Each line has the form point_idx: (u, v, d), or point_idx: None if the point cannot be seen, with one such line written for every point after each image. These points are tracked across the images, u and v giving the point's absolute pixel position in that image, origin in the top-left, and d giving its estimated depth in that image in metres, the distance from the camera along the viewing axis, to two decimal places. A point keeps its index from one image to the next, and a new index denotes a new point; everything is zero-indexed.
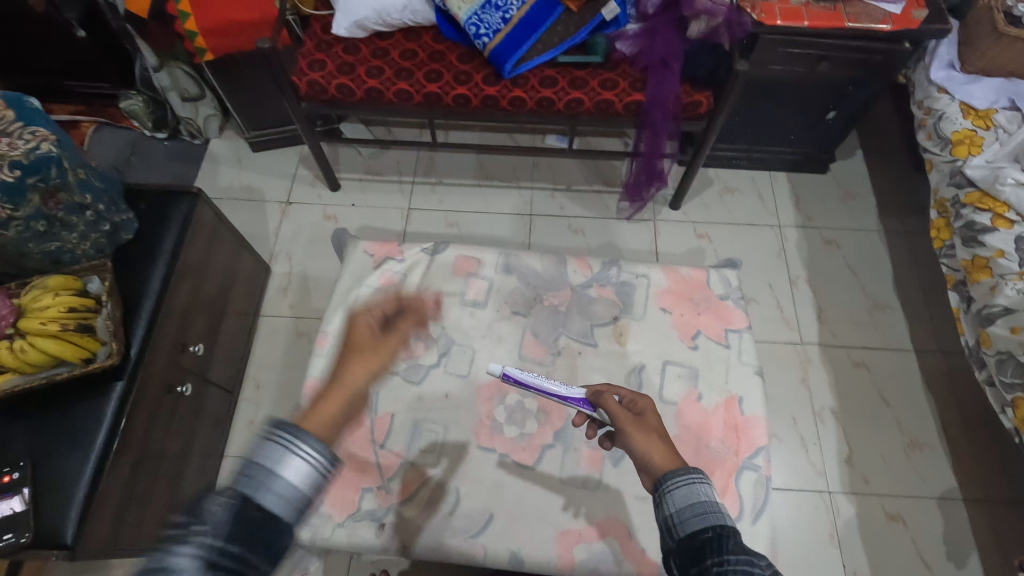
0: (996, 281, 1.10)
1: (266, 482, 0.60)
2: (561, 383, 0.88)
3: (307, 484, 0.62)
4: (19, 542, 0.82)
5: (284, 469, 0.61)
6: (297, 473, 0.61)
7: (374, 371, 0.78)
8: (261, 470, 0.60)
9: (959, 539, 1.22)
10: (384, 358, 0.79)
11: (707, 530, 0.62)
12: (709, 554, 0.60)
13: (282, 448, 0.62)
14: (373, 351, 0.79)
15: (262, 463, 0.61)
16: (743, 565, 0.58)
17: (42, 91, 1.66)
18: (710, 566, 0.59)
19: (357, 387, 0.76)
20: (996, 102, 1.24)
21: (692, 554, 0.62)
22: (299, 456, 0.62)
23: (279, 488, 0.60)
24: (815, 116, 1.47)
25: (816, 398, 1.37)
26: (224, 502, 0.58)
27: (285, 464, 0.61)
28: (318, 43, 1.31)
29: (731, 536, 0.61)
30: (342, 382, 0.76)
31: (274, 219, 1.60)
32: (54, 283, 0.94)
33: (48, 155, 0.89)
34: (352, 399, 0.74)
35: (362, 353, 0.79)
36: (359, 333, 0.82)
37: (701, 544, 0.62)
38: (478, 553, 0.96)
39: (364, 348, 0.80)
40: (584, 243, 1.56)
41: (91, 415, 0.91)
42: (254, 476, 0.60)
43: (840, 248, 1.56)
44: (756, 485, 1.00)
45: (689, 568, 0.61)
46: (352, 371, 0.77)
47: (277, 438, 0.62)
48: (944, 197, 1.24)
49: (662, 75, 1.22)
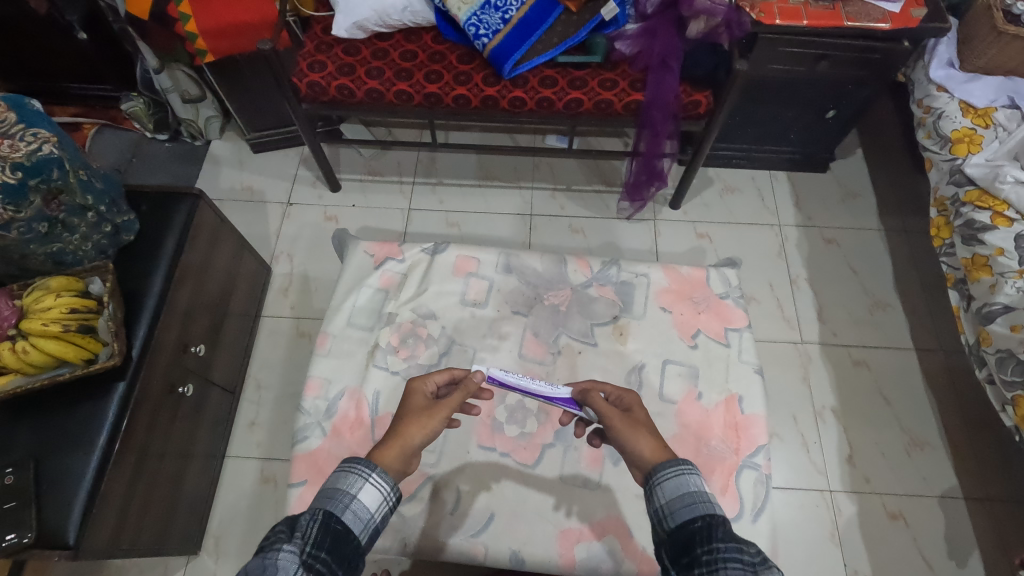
0: (996, 279, 1.10)
1: (347, 502, 0.65)
2: (546, 383, 0.88)
3: (378, 509, 0.67)
4: (21, 542, 0.82)
5: (361, 492, 0.66)
6: (371, 497, 0.67)
7: (431, 428, 0.76)
8: (341, 493, 0.66)
9: (960, 537, 1.22)
10: (439, 417, 0.78)
11: (696, 520, 0.63)
12: (698, 543, 0.61)
13: (357, 474, 0.68)
14: (431, 410, 0.79)
15: (340, 488, 0.66)
16: (731, 551, 0.59)
17: (44, 93, 1.67)
18: (699, 554, 0.60)
19: (413, 441, 0.75)
20: (996, 100, 1.24)
21: (682, 544, 0.62)
22: (375, 481, 0.68)
23: (356, 508, 0.65)
24: (815, 115, 1.47)
25: (817, 397, 1.37)
26: (315, 518, 0.62)
27: (362, 487, 0.67)
28: (318, 45, 1.31)
29: (720, 525, 0.62)
30: (399, 433, 0.75)
31: (275, 220, 1.61)
32: (56, 285, 0.95)
33: (50, 156, 0.89)
34: (407, 451, 0.74)
35: (419, 411, 0.79)
36: (418, 396, 0.83)
37: (690, 534, 0.63)
38: (479, 552, 0.96)
39: (423, 408, 0.80)
40: (584, 243, 1.56)
41: (93, 415, 0.92)
42: (335, 498, 0.65)
43: (840, 246, 1.56)
44: (757, 484, 1.00)
45: (680, 557, 0.62)
46: (409, 425, 0.76)
47: (353, 468, 0.68)
48: (944, 195, 1.24)
49: (662, 75, 1.22)
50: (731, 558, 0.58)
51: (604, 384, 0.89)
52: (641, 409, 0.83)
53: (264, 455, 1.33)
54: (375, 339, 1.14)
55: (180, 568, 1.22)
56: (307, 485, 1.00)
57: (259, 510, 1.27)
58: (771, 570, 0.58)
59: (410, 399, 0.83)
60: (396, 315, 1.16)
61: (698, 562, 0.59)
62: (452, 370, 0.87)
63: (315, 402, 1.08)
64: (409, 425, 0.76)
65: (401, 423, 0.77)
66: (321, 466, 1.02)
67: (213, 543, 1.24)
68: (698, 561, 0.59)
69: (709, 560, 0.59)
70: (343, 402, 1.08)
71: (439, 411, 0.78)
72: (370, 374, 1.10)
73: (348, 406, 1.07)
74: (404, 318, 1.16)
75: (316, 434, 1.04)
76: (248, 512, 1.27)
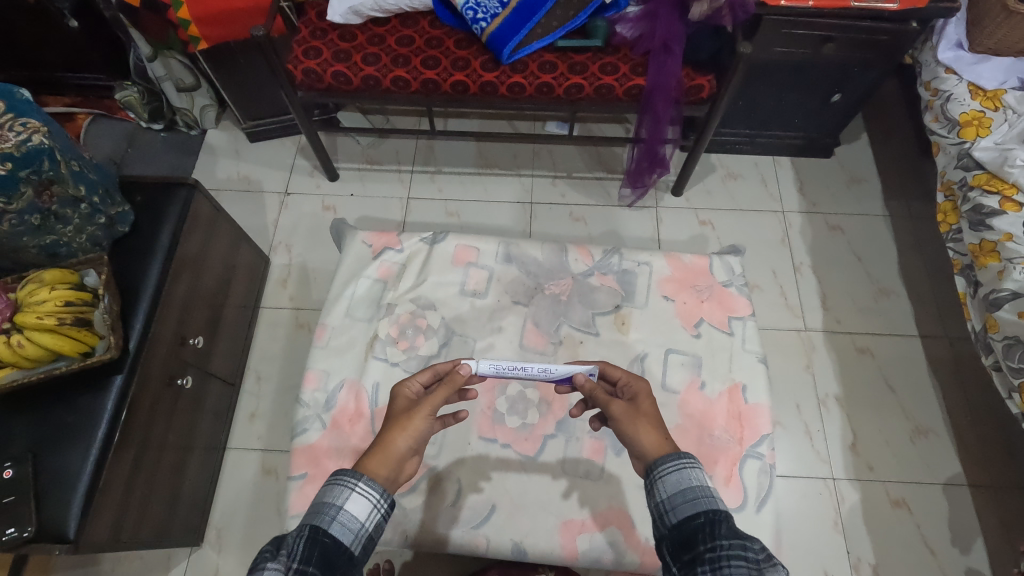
0: (1004, 265, 1.08)
1: (333, 514, 0.64)
2: (540, 365, 0.82)
3: (369, 517, 0.66)
4: (21, 536, 0.81)
5: (347, 502, 0.65)
6: (360, 506, 0.66)
7: (413, 429, 0.75)
8: (327, 506, 0.65)
9: (964, 525, 1.22)
10: (421, 416, 0.76)
11: (700, 516, 0.62)
12: (701, 540, 0.60)
13: (343, 484, 0.67)
14: (412, 410, 0.77)
15: (327, 501, 0.66)
16: (735, 548, 0.58)
17: (36, 83, 1.65)
18: (702, 552, 0.59)
19: (397, 446, 0.73)
20: (1006, 82, 1.21)
21: (684, 540, 0.62)
22: (362, 490, 0.67)
23: (344, 520, 0.64)
24: (820, 99, 1.44)
25: (820, 385, 1.36)
26: (300, 534, 0.61)
27: (348, 497, 0.66)
28: (312, 31, 1.29)
29: (722, 520, 0.61)
30: (382, 440, 0.74)
31: (273, 210, 1.59)
32: (49, 278, 0.93)
33: (40, 147, 0.87)
34: (393, 457, 0.72)
35: (401, 414, 0.78)
36: (402, 400, 0.81)
37: (693, 530, 0.62)
38: (481, 544, 0.96)
39: (405, 410, 0.78)
40: (585, 231, 1.54)
41: (91, 408, 0.91)
42: (321, 511, 0.65)
43: (844, 233, 1.54)
44: (760, 474, 0.99)
45: (682, 554, 0.61)
46: (391, 431, 0.74)
47: (339, 479, 0.68)
48: (951, 179, 1.22)
49: (664, 59, 1.20)
50: (736, 556, 0.57)
51: (613, 369, 0.86)
52: (648, 399, 0.80)
53: (265, 448, 1.32)
54: (374, 331, 1.13)
55: (183, 560, 1.22)
56: (308, 479, 0.99)
57: (260, 502, 1.27)
58: (775, 567, 0.58)
59: (394, 403, 0.81)
60: (394, 306, 1.15)
61: (700, 560, 0.59)
62: (435, 367, 0.85)
63: (314, 394, 1.07)
64: (392, 429, 0.75)
65: (384, 429, 0.75)
66: (322, 458, 1.01)
67: (215, 535, 1.24)
68: (701, 559, 0.59)
69: (711, 558, 0.58)
70: (342, 394, 1.07)
71: (420, 410, 0.76)
72: (369, 365, 1.09)
73: (347, 398, 1.07)
74: (403, 309, 1.14)
75: (316, 427, 1.04)
76: (249, 504, 1.27)
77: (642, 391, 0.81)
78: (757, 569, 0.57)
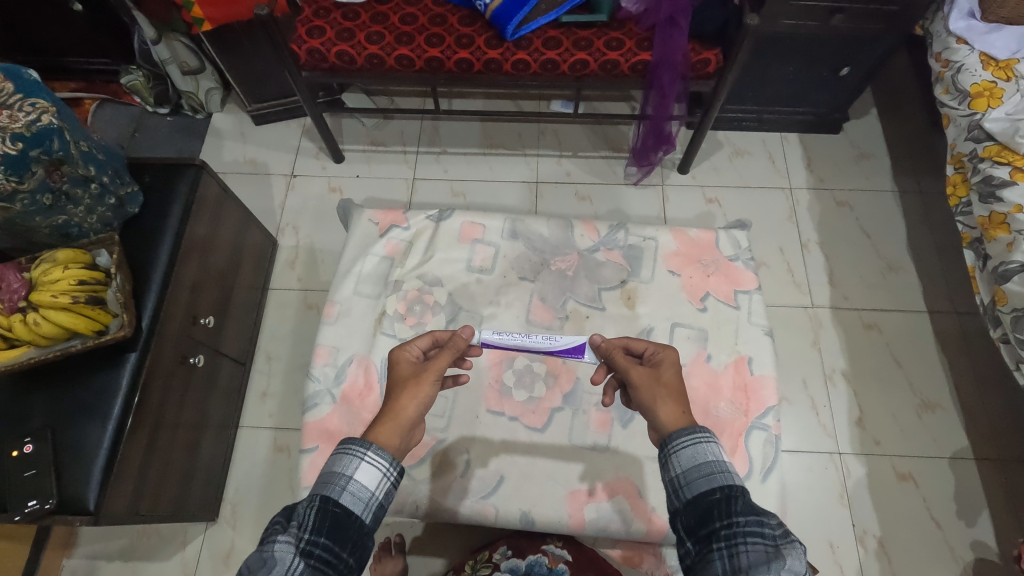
0: (1013, 237, 1.07)
1: (343, 484, 0.65)
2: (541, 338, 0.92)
3: (379, 486, 0.67)
4: (44, 507, 0.84)
5: (357, 472, 0.67)
6: (369, 476, 0.67)
7: (423, 396, 0.76)
8: (337, 476, 0.66)
9: (971, 498, 1.23)
10: (429, 382, 0.77)
11: (714, 492, 0.63)
12: (717, 516, 0.61)
13: (352, 454, 0.68)
14: (419, 376, 0.78)
15: (336, 470, 0.67)
16: (752, 525, 0.59)
17: (44, 69, 1.66)
18: (718, 528, 0.60)
19: (408, 413, 0.74)
20: (1018, 51, 1.18)
21: (700, 515, 0.63)
22: (371, 459, 0.68)
23: (354, 490, 0.65)
24: (829, 73, 1.43)
25: (827, 360, 1.36)
26: (311, 504, 0.63)
27: (358, 467, 0.67)
28: (317, 9, 1.28)
29: (739, 497, 0.62)
30: (391, 407, 0.74)
31: (279, 192, 1.60)
32: (63, 257, 0.94)
33: (50, 127, 0.87)
34: (403, 425, 0.73)
35: (407, 380, 0.78)
36: (403, 363, 0.81)
37: (709, 505, 0.63)
38: (491, 513, 0.98)
39: (410, 375, 0.78)
40: (591, 210, 1.54)
41: (107, 384, 0.93)
42: (332, 482, 0.65)
43: (853, 209, 1.53)
44: (765, 445, 1.00)
45: (697, 529, 0.62)
46: (401, 398, 0.75)
47: (348, 448, 0.68)
48: (962, 151, 1.21)
49: (669, 33, 1.18)
50: (752, 533, 0.59)
51: (638, 342, 0.85)
52: (672, 369, 0.80)
53: (276, 426, 1.35)
54: (383, 307, 1.14)
55: (198, 535, 1.25)
56: (320, 451, 1.02)
57: (273, 478, 1.30)
58: (792, 543, 0.59)
59: (396, 367, 0.81)
60: (401, 283, 1.16)
61: (717, 535, 0.60)
62: (435, 334, 0.86)
63: (324, 369, 1.09)
64: (401, 396, 0.75)
65: (393, 396, 0.76)
66: (333, 432, 1.03)
67: (228, 510, 1.27)
68: (717, 535, 0.60)
69: (728, 534, 0.59)
70: (351, 369, 1.09)
71: (427, 376, 0.77)
72: (378, 341, 1.10)
73: (357, 372, 1.08)
74: (411, 285, 1.15)
75: (326, 401, 1.06)
76: (262, 480, 1.29)
77: (668, 360, 0.81)
78: (773, 546, 0.58)
